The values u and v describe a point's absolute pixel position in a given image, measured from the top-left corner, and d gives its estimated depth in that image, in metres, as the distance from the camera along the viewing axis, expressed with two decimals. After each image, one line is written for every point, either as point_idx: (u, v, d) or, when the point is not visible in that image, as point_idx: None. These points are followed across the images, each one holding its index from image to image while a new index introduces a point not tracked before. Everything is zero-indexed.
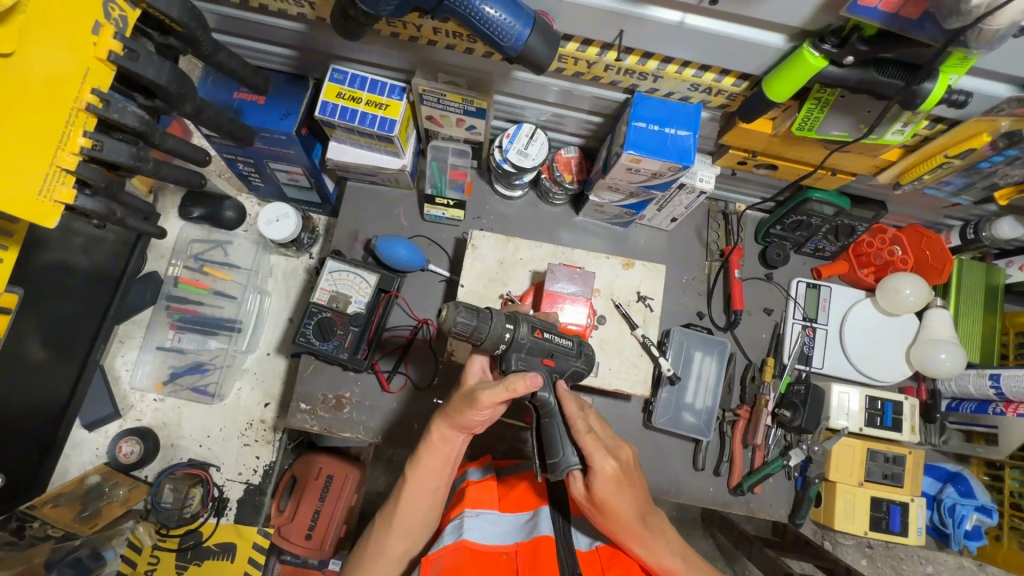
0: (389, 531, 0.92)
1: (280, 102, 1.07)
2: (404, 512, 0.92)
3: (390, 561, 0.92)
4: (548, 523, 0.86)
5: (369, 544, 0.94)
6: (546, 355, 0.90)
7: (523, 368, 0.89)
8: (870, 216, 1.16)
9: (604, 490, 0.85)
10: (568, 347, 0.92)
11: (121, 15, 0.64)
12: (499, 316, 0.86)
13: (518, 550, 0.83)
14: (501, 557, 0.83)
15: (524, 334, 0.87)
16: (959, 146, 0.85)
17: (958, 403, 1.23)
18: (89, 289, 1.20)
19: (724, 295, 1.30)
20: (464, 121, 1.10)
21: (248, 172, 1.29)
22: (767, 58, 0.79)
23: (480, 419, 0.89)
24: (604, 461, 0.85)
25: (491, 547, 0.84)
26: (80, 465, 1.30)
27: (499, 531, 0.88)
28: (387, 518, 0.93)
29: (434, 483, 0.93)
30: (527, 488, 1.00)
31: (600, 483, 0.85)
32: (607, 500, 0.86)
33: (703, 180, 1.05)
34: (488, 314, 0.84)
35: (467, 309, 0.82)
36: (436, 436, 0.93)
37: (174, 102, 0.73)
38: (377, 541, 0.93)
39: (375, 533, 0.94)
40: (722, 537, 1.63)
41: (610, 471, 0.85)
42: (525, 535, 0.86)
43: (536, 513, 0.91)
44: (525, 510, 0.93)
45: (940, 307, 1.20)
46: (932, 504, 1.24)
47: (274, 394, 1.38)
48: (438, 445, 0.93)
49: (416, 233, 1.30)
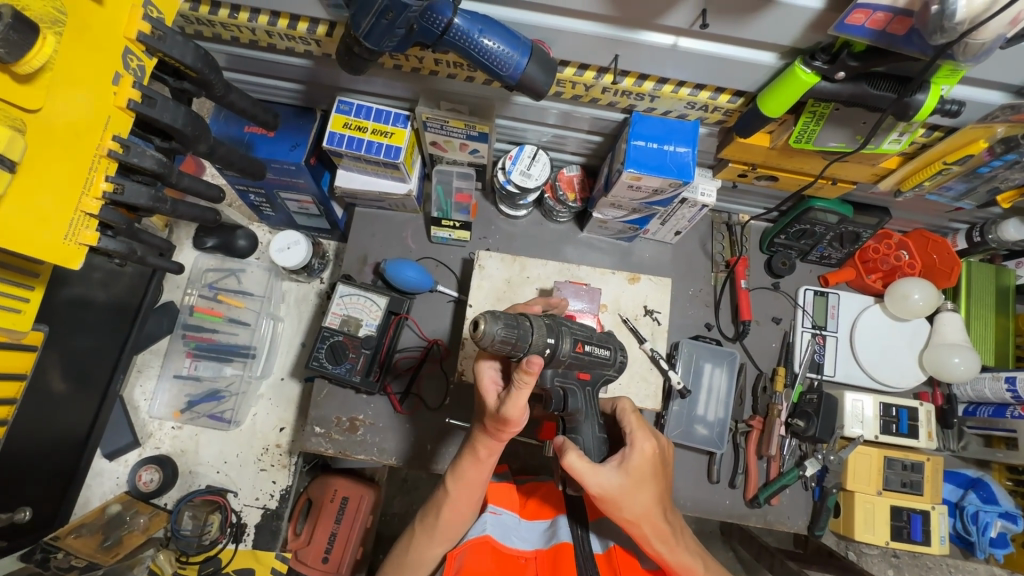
0: (431, 538, 0.88)
1: (289, 134, 1.11)
2: (447, 516, 0.87)
3: (430, 562, 0.90)
4: (567, 529, 0.88)
5: (410, 550, 0.90)
6: (580, 370, 0.90)
7: (560, 385, 0.89)
8: (874, 222, 1.17)
9: (638, 467, 0.83)
10: (606, 361, 0.91)
11: (140, 65, 0.68)
12: (540, 325, 0.81)
13: (536, 558, 0.85)
14: (517, 561, 0.85)
15: (564, 349, 0.84)
16: (956, 153, 0.86)
17: (975, 407, 1.20)
18: (107, 321, 1.24)
19: (731, 306, 1.30)
20: (467, 145, 1.13)
21: (260, 202, 1.32)
22: (759, 76, 0.81)
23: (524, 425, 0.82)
24: (647, 439, 0.85)
25: (509, 549, 0.86)
26: (101, 495, 1.33)
27: (518, 533, 0.90)
28: (429, 524, 0.89)
29: (476, 489, 0.88)
30: (547, 493, 0.99)
31: (636, 462, 0.83)
32: (640, 481, 0.82)
33: (705, 194, 1.06)
34: (527, 325, 0.79)
35: (509, 326, 0.76)
36: (484, 451, 0.85)
37: (189, 143, 0.76)
38: (418, 544, 0.89)
39: (415, 539, 0.90)
40: (743, 551, 1.60)
41: (650, 449, 0.84)
42: (545, 542, 0.88)
43: (555, 519, 0.92)
44: (545, 515, 0.95)
45: (950, 311, 1.19)
46: (954, 511, 1.21)
47: (289, 419, 1.40)
48: (485, 462, 0.86)
49: (424, 255, 1.32)
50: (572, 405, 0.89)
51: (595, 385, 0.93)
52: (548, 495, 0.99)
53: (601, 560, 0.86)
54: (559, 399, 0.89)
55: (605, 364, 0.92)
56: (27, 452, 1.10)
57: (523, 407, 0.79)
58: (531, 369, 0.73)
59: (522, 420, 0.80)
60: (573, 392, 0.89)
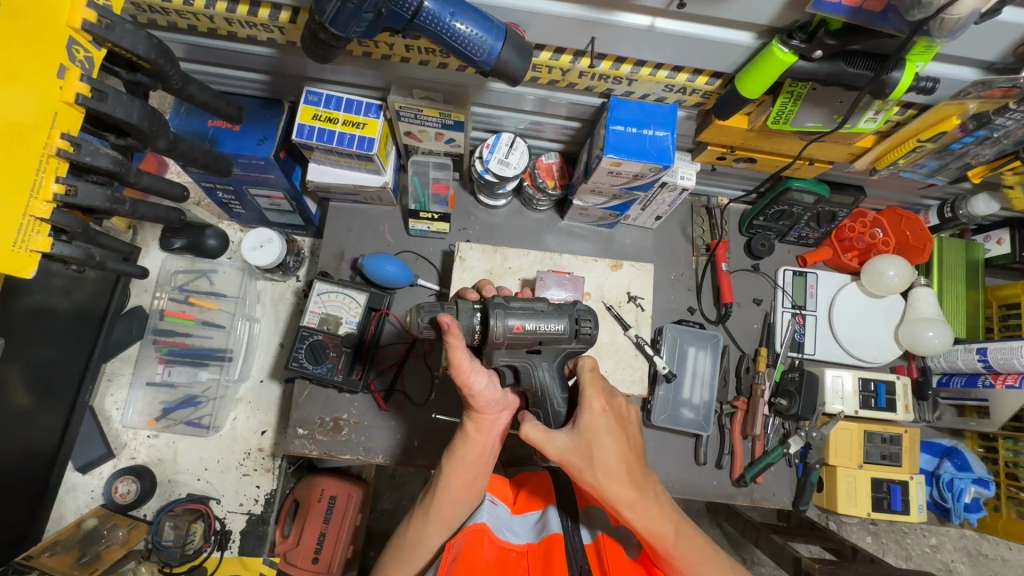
0: (427, 518, 0.86)
1: (256, 127, 1.06)
2: (445, 495, 0.86)
3: (429, 550, 0.87)
4: (558, 521, 0.86)
5: (407, 534, 0.88)
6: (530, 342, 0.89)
7: (510, 361, 0.88)
8: (848, 202, 1.17)
9: (588, 425, 0.86)
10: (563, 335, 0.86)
11: (87, 56, 0.63)
12: (467, 303, 0.85)
13: (529, 552, 0.82)
14: (510, 554, 0.82)
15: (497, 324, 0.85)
16: (930, 130, 0.87)
17: (948, 378, 1.24)
18: (70, 328, 1.18)
19: (713, 289, 1.31)
20: (443, 134, 1.10)
21: (229, 200, 1.28)
22: (737, 56, 0.80)
23: (480, 385, 0.85)
24: (598, 397, 0.88)
25: (503, 543, 0.83)
26: (75, 510, 1.28)
27: (510, 528, 0.88)
28: (426, 505, 0.87)
29: (474, 469, 0.88)
30: (537, 486, 0.97)
31: (586, 421, 0.86)
32: (593, 439, 0.85)
33: (684, 178, 1.06)
34: (450, 305, 0.85)
35: (432, 313, 0.84)
36: (472, 426, 0.88)
37: (147, 139, 0.71)
38: (416, 529, 0.87)
39: (413, 519, 0.89)
40: (730, 527, 1.64)
41: (599, 406, 0.87)
42: (536, 535, 0.85)
43: (545, 511, 0.90)
44: (536, 508, 0.92)
45: (924, 286, 1.22)
46: (931, 480, 1.25)
47: (270, 421, 1.37)
48: (474, 436, 0.88)
49: (402, 248, 1.29)
50: (527, 380, 0.89)
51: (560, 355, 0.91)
52: (538, 486, 0.98)
53: (591, 550, 0.85)
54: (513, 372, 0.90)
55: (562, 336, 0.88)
56: None
57: (467, 365, 0.83)
58: (444, 328, 0.79)
59: (473, 380, 0.84)
60: (527, 365, 0.88)
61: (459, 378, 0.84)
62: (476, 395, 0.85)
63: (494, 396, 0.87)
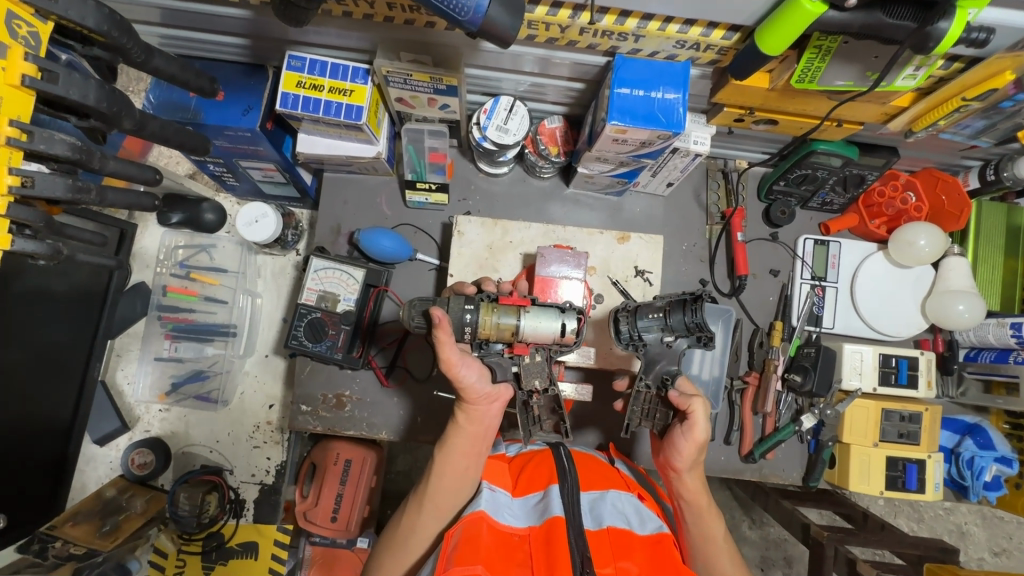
0: (421, 504, 0.88)
1: (241, 97, 1.01)
2: (438, 486, 0.87)
3: (425, 537, 0.87)
4: (560, 502, 0.81)
5: (402, 521, 0.89)
6: (516, 342, 0.89)
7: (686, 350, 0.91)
8: (880, 163, 1.08)
9: None
10: (560, 336, 0.88)
11: (31, 32, 0.58)
12: (459, 301, 0.87)
13: (530, 535, 0.79)
14: (512, 538, 0.79)
15: (487, 319, 0.87)
16: (978, 87, 0.78)
17: (976, 352, 1.17)
18: (75, 309, 1.18)
19: (727, 260, 1.24)
20: (436, 100, 1.03)
21: (221, 172, 1.23)
22: (757, 7, 0.70)
23: (468, 377, 0.86)
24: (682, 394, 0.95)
25: (502, 526, 0.80)
26: (96, 480, 1.34)
27: (509, 511, 0.84)
28: (421, 490, 0.88)
29: (465, 458, 0.89)
30: (540, 465, 0.93)
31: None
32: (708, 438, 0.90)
33: (698, 143, 0.99)
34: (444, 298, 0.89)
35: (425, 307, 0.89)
36: (463, 416, 0.90)
37: (111, 121, 0.66)
38: (410, 517, 0.88)
39: (408, 507, 0.89)
40: (740, 490, 1.64)
41: None
42: (538, 517, 0.81)
43: (547, 492, 0.85)
44: (536, 489, 0.88)
45: (957, 255, 1.13)
46: (950, 458, 1.20)
47: (277, 395, 1.38)
48: (467, 424, 0.90)
49: (400, 221, 1.24)
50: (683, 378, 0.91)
51: (641, 340, 0.93)
52: (541, 465, 0.93)
53: (594, 537, 0.77)
54: (504, 368, 0.91)
55: (654, 312, 0.90)
56: (21, 444, 1.09)
57: (456, 359, 0.84)
58: (436, 321, 0.82)
59: (462, 373, 0.85)
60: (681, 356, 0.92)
61: (448, 373, 0.85)
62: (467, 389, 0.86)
63: (485, 389, 0.88)
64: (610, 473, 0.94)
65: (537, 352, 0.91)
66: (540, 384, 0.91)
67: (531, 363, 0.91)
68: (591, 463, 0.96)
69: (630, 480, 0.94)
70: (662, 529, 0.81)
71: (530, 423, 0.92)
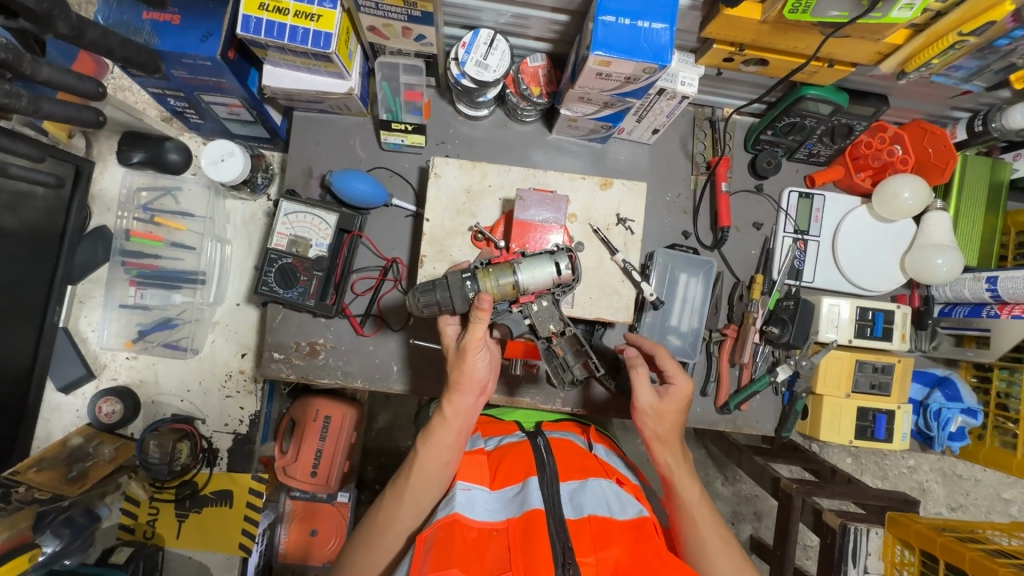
0: (400, 501, 0.88)
1: (197, 20, 0.93)
2: (417, 477, 0.88)
3: (399, 533, 0.88)
4: (539, 494, 0.81)
5: (378, 519, 0.89)
6: (520, 295, 0.91)
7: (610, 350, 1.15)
8: (869, 113, 1.05)
9: (674, 400, 0.93)
10: (556, 277, 0.90)
11: None
12: (455, 276, 0.90)
13: (507, 528, 0.77)
14: (488, 534, 0.78)
15: (487, 283, 0.89)
16: (974, 22, 0.76)
17: (951, 308, 1.19)
18: (30, 247, 1.12)
19: (711, 212, 1.22)
20: (411, 30, 0.97)
21: (182, 108, 1.16)
22: None
23: (478, 364, 0.91)
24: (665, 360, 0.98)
25: (479, 524, 0.79)
26: (63, 428, 1.30)
27: (484, 506, 0.83)
28: (399, 486, 0.89)
29: (450, 453, 0.90)
30: (519, 456, 0.92)
31: (680, 396, 0.93)
32: (669, 408, 0.93)
33: (685, 84, 0.94)
34: (442, 282, 0.90)
35: (426, 294, 0.90)
36: (450, 409, 0.90)
37: (44, 22, 0.60)
38: (387, 513, 0.88)
39: (385, 503, 0.90)
40: (714, 447, 1.66)
41: (685, 389, 0.94)
42: (516, 510, 0.80)
43: (525, 484, 0.84)
44: (514, 483, 0.87)
45: (939, 210, 1.12)
46: (918, 409, 1.22)
47: (250, 345, 1.34)
48: (452, 420, 0.90)
49: (375, 164, 1.19)
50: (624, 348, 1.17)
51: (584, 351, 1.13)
52: (518, 458, 0.92)
53: (574, 526, 0.77)
54: (518, 322, 0.93)
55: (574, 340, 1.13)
56: None
57: (477, 340, 0.88)
58: (485, 305, 0.85)
59: (475, 358, 0.90)
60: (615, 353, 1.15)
61: (468, 355, 0.89)
62: (474, 375, 0.90)
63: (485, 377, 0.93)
64: (588, 460, 0.93)
65: (543, 299, 0.92)
66: (556, 328, 0.92)
67: (541, 310, 0.92)
68: (570, 450, 0.96)
69: (609, 465, 0.94)
70: (642, 512, 0.81)
71: (559, 370, 0.93)
